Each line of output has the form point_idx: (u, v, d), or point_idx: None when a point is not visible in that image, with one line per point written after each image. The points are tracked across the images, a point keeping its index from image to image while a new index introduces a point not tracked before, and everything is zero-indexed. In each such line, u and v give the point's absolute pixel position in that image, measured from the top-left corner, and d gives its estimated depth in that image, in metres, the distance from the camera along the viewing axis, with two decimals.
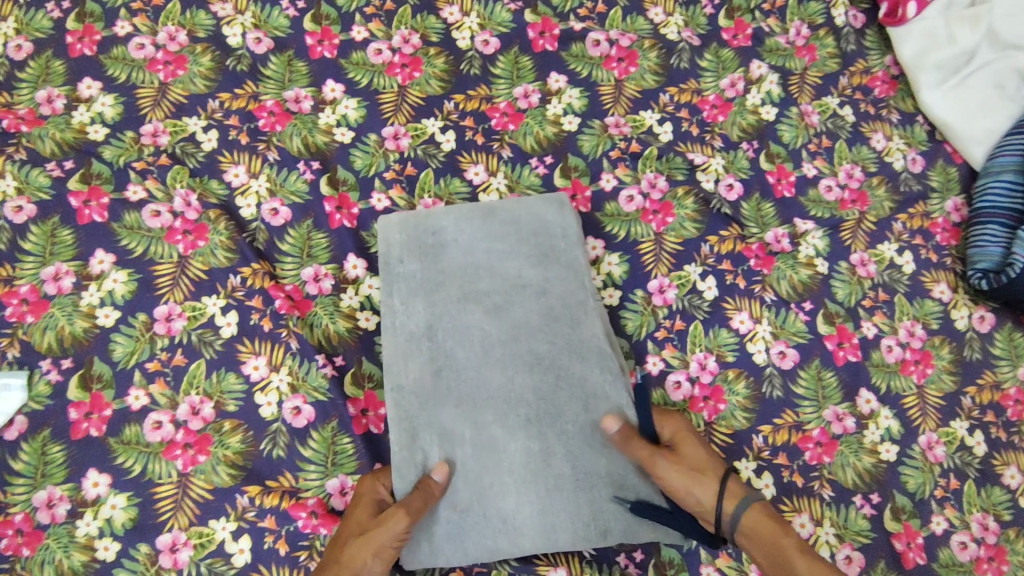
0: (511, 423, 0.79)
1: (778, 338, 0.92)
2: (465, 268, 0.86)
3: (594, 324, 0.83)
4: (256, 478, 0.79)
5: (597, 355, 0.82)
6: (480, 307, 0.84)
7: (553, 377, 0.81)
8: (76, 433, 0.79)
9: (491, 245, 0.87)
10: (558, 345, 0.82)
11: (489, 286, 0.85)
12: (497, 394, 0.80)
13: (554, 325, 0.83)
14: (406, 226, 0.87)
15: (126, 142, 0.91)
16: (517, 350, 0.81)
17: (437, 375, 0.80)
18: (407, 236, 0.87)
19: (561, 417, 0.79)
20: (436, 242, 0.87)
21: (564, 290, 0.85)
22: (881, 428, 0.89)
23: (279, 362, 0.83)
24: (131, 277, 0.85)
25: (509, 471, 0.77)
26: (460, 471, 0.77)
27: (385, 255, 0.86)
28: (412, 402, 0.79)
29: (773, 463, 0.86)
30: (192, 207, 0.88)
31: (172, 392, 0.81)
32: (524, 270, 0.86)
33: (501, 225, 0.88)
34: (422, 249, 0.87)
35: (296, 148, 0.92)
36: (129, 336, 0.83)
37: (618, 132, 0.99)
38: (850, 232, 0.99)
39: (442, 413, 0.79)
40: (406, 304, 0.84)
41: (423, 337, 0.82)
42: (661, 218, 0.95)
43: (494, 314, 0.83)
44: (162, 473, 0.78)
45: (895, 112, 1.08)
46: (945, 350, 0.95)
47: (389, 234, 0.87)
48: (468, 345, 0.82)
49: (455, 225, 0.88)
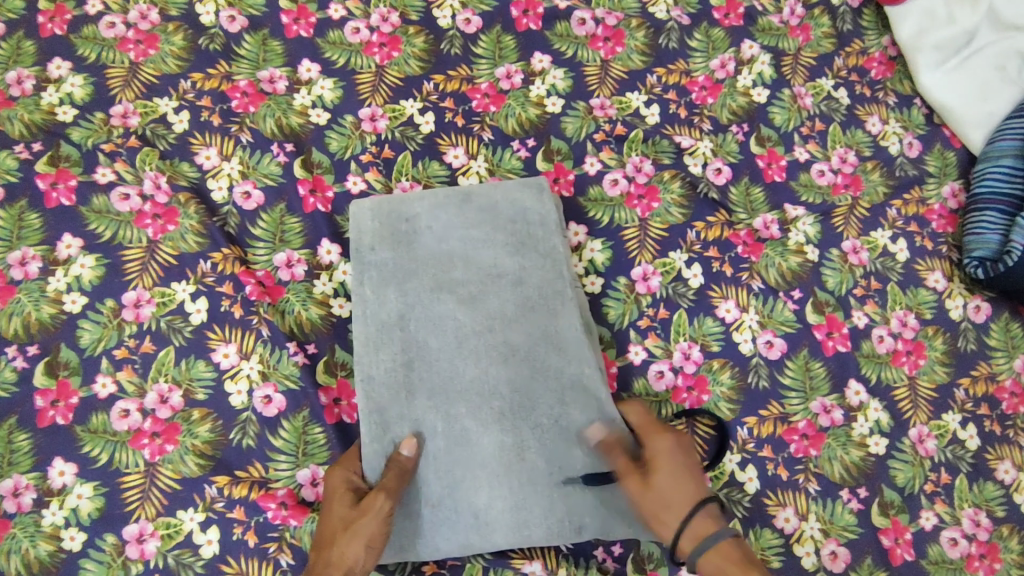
0: (484, 416, 0.76)
1: (765, 327, 0.89)
2: (439, 256, 0.83)
3: (571, 314, 0.80)
4: (225, 468, 0.77)
5: (573, 346, 0.79)
6: (454, 296, 0.81)
7: (528, 368, 0.78)
8: (42, 421, 0.77)
9: (466, 234, 0.84)
10: (534, 336, 0.79)
11: (464, 274, 0.82)
12: (470, 386, 0.77)
13: (530, 316, 0.80)
14: (377, 213, 0.85)
15: (95, 124, 0.88)
16: (491, 341, 0.79)
17: (409, 367, 0.78)
18: (379, 224, 0.84)
19: (535, 409, 0.77)
20: (410, 229, 0.84)
21: (541, 279, 0.82)
22: (870, 421, 0.87)
23: (250, 350, 0.81)
24: (99, 262, 0.83)
25: (482, 465, 0.75)
26: (432, 465, 0.75)
27: (356, 241, 0.84)
28: (383, 396, 0.77)
29: (758, 456, 0.84)
30: (161, 190, 0.86)
31: (140, 380, 0.79)
32: (499, 258, 0.83)
33: (476, 212, 0.85)
34: (395, 237, 0.84)
35: (270, 130, 0.90)
36: (97, 322, 0.81)
37: (603, 114, 0.96)
38: (842, 218, 0.96)
39: (413, 406, 0.76)
40: (378, 294, 0.81)
41: (395, 328, 0.79)
42: (646, 203, 0.93)
43: (469, 304, 0.80)
44: (128, 463, 0.76)
45: (892, 95, 1.04)
46: (939, 341, 0.92)
47: (362, 220, 0.84)
48: (440, 335, 0.79)
49: (430, 212, 0.85)
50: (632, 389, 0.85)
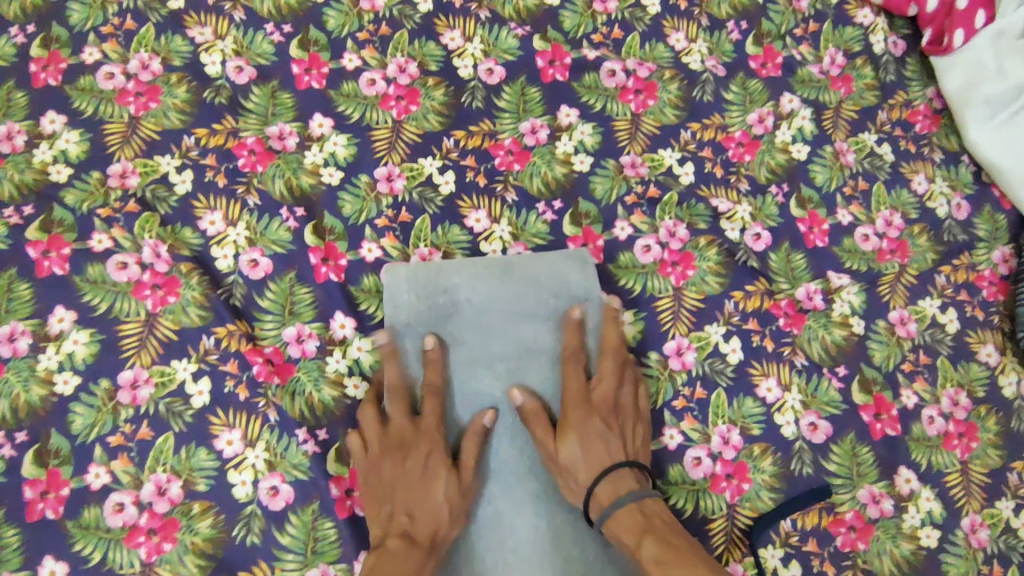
0: (521, 502, 0.75)
1: (809, 407, 0.83)
2: (478, 330, 0.80)
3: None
4: (228, 568, 0.71)
5: None
6: (492, 374, 0.79)
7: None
8: (31, 515, 0.71)
9: (505, 307, 0.81)
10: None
11: (504, 351, 0.79)
12: (507, 469, 0.76)
13: None
14: (413, 280, 0.80)
15: (91, 185, 0.82)
16: None
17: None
18: (415, 294, 0.80)
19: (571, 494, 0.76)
20: (448, 302, 0.80)
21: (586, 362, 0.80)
22: (921, 511, 0.81)
23: (255, 437, 0.75)
24: (94, 338, 0.76)
25: (515, 550, 0.73)
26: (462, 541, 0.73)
27: (393, 308, 0.80)
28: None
29: (802, 551, 0.78)
30: (161, 258, 0.80)
31: (137, 470, 0.73)
32: (540, 335, 0.80)
33: (515, 286, 0.81)
34: (433, 310, 0.80)
35: (279, 192, 0.84)
36: (91, 405, 0.74)
37: (634, 173, 0.90)
38: (889, 287, 0.90)
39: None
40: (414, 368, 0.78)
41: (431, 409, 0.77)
42: (680, 271, 0.87)
43: (509, 384, 0.78)
44: (123, 563, 0.70)
45: (938, 151, 0.99)
46: (992, 422, 0.86)
47: (400, 293, 0.80)
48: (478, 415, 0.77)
49: (469, 284, 0.81)
50: (667, 476, 0.79)
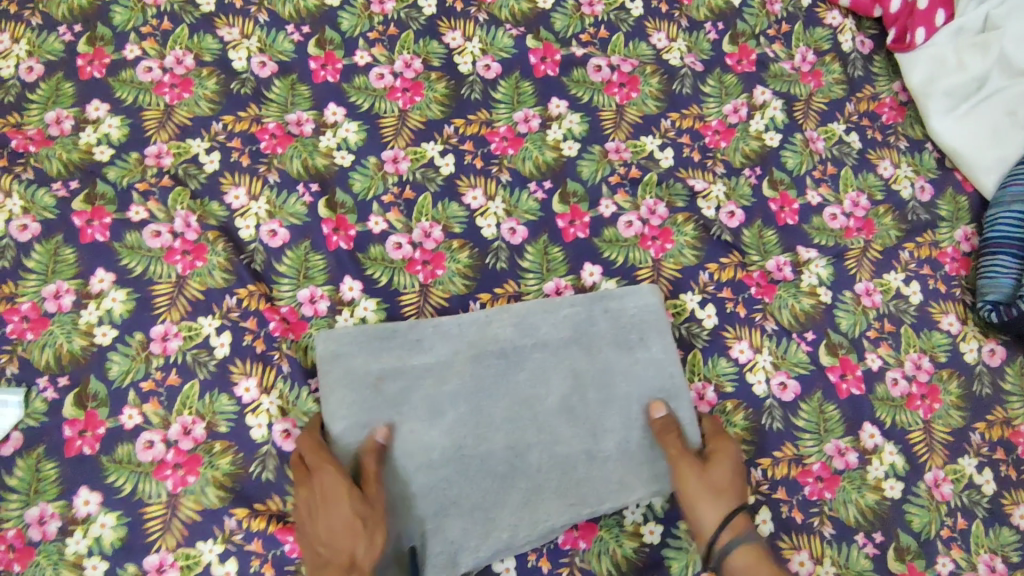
0: (471, 458, 0.79)
1: (779, 368, 0.90)
2: (605, 380, 0.84)
3: (566, 508, 0.79)
4: (244, 500, 0.79)
5: (591, 501, 0.80)
6: (568, 391, 0.83)
7: (497, 482, 0.79)
8: (70, 450, 0.79)
9: (641, 378, 0.84)
10: (539, 485, 0.80)
11: (591, 401, 0.83)
12: (500, 435, 0.80)
13: (590, 464, 0.81)
14: (659, 316, 0.87)
15: (130, 163, 0.92)
16: (551, 431, 0.81)
17: (503, 354, 0.83)
18: (647, 315, 0.87)
19: (498, 491, 0.79)
20: (635, 344, 0.85)
21: (607, 478, 0.81)
22: (885, 464, 0.88)
23: (270, 385, 0.83)
24: (130, 296, 0.85)
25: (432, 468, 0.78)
26: (404, 399, 0.80)
27: (640, 307, 0.87)
28: (476, 334, 0.84)
29: (772, 498, 0.85)
30: (191, 228, 0.89)
31: (165, 412, 0.81)
32: (628, 420, 0.83)
33: (657, 385, 0.84)
34: (622, 328, 0.86)
35: (296, 171, 0.93)
36: (125, 355, 0.83)
37: (618, 157, 0.99)
38: (855, 261, 0.97)
39: (463, 378, 0.81)
40: (552, 329, 0.85)
41: (528, 344, 0.84)
42: (660, 244, 0.94)
43: (560, 415, 0.82)
44: (151, 493, 0.78)
45: (903, 139, 1.07)
46: (954, 385, 0.93)
47: (640, 304, 0.87)
48: (539, 384, 0.83)
49: (661, 352, 0.85)
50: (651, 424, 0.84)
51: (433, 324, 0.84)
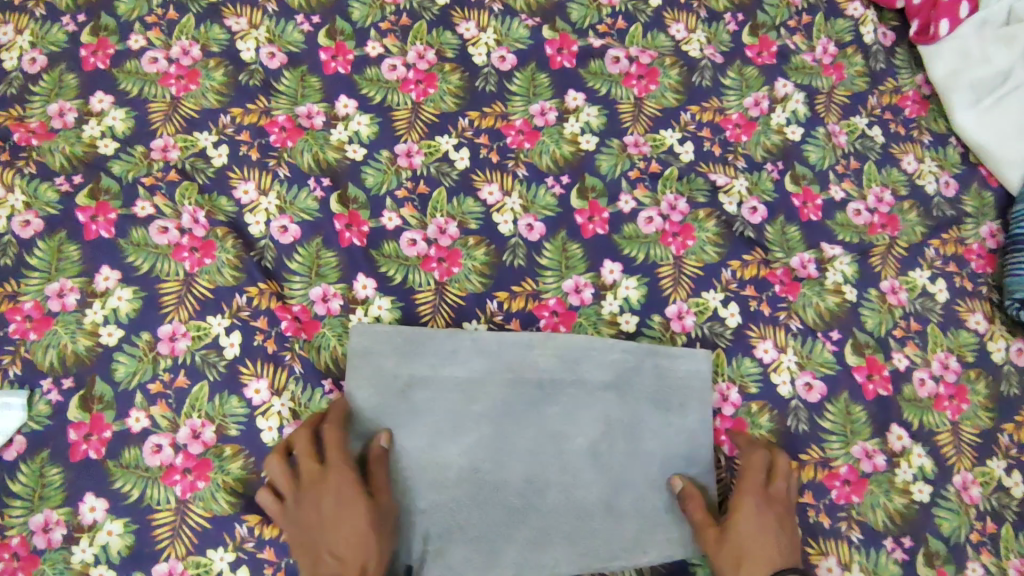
0: (486, 491, 0.79)
1: (804, 368, 0.88)
2: (636, 432, 0.83)
3: (575, 558, 0.77)
4: (256, 505, 0.77)
5: (599, 545, 0.78)
6: (598, 437, 0.82)
7: (509, 515, 0.78)
8: (75, 454, 0.76)
9: (673, 434, 0.83)
10: (549, 528, 0.78)
11: (619, 450, 0.82)
12: (519, 468, 0.80)
13: (604, 513, 0.80)
14: (703, 377, 0.85)
15: (135, 157, 0.89)
16: (569, 469, 0.81)
17: (539, 385, 0.83)
18: (695, 381, 0.84)
19: (508, 526, 0.78)
20: (678, 403, 0.84)
21: (621, 530, 0.79)
22: (914, 467, 0.85)
23: (282, 387, 0.81)
24: (136, 295, 0.82)
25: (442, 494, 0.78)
26: (429, 410, 0.80)
27: (691, 370, 0.85)
28: (513, 356, 0.83)
29: (799, 502, 0.82)
30: (199, 224, 0.86)
31: (174, 415, 0.79)
32: (651, 469, 0.82)
33: (689, 444, 0.83)
34: (669, 381, 0.84)
35: (307, 165, 0.91)
36: (132, 356, 0.80)
37: (637, 151, 0.96)
38: (880, 258, 0.95)
39: (494, 402, 0.81)
40: (593, 369, 0.84)
41: (566, 378, 0.83)
42: (681, 241, 0.92)
43: (586, 459, 0.81)
44: (160, 499, 0.76)
45: (927, 134, 1.04)
46: (981, 385, 0.91)
47: (693, 366, 0.85)
48: (567, 422, 0.82)
49: (701, 414, 0.84)
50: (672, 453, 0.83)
51: (472, 337, 0.83)
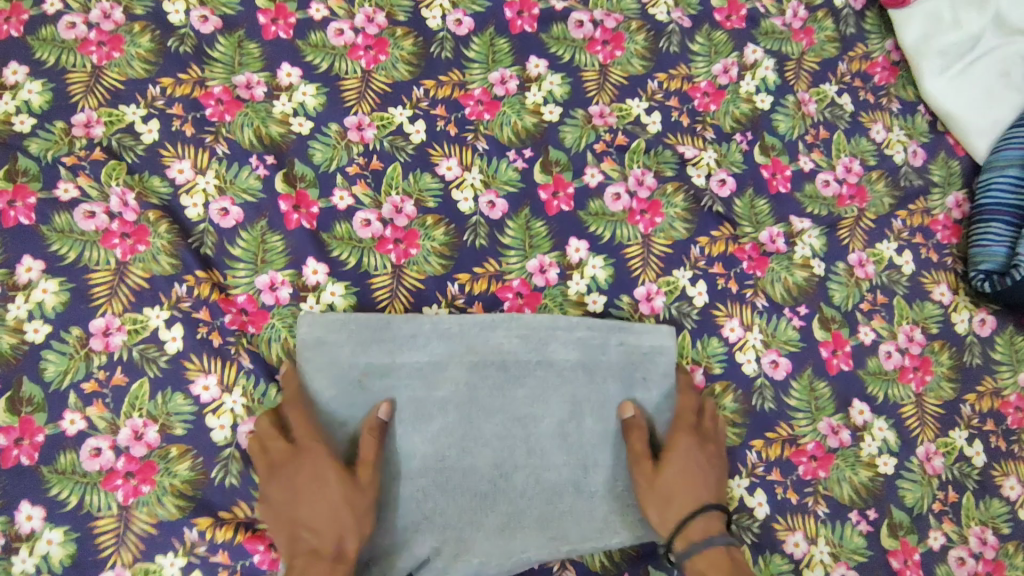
0: (450, 475, 0.75)
1: (770, 346, 0.86)
2: (603, 412, 0.80)
3: (545, 541, 0.74)
4: (207, 507, 0.72)
5: (571, 527, 0.76)
6: (564, 418, 0.79)
7: (477, 501, 0.75)
8: (5, 462, 0.70)
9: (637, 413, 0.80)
10: (518, 511, 0.76)
11: (587, 430, 0.79)
12: (485, 450, 0.76)
13: (571, 496, 0.77)
14: (668, 352, 0.83)
15: (54, 134, 0.81)
16: (532, 452, 0.77)
17: (503, 367, 0.79)
18: (660, 356, 0.82)
19: (476, 511, 0.75)
20: (643, 380, 0.82)
21: (590, 513, 0.77)
22: (878, 440, 0.85)
23: (232, 382, 0.75)
24: (63, 286, 0.76)
25: (407, 480, 0.75)
26: (388, 398, 0.77)
27: (653, 345, 0.82)
28: (474, 339, 0.79)
29: (767, 480, 0.82)
30: (129, 207, 0.79)
31: (113, 415, 0.73)
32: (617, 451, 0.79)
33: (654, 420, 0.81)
34: (633, 359, 0.82)
35: (247, 141, 0.84)
36: (62, 353, 0.74)
37: (602, 122, 0.92)
38: (848, 230, 0.93)
39: (457, 385, 0.78)
40: (559, 349, 0.81)
41: (532, 360, 0.80)
42: (649, 218, 0.89)
43: (553, 440, 0.78)
44: (101, 506, 0.71)
45: (895, 101, 1.02)
46: (945, 356, 0.91)
47: (658, 340, 0.83)
48: (530, 403, 0.79)
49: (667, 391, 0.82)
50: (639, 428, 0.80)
51: (432, 319, 0.79)
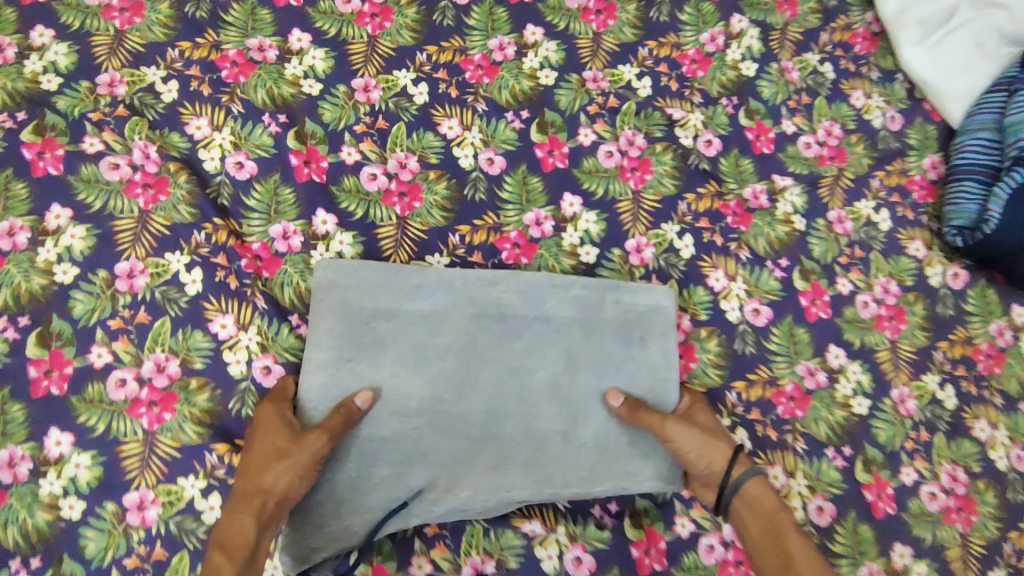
0: (446, 417, 0.79)
1: (752, 295, 0.92)
2: (597, 367, 0.84)
3: (531, 484, 0.78)
4: (224, 435, 0.78)
5: (555, 472, 0.79)
6: (558, 370, 0.83)
7: (469, 442, 0.79)
8: (37, 391, 0.76)
9: (627, 371, 0.84)
10: (506, 454, 0.79)
11: (580, 385, 0.83)
12: (479, 395, 0.80)
13: (558, 445, 0.81)
14: (662, 310, 0.87)
15: (80, 93, 0.86)
16: (523, 400, 0.81)
17: (502, 319, 0.83)
18: (657, 315, 0.86)
19: (467, 453, 0.79)
20: (639, 339, 0.85)
21: (577, 462, 0.80)
22: (852, 382, 0.91)
23: (248, 321, 0.81)
24: (90, 232, 0.81)
25: (403, 419, 0.78)
26: (391, 342, 0.81)
27: (649, 306, 0.86)
28: (477, 291, 0.84)
29: (747, 419, 0.87)
30: (151, 159, 0.84)
31: (137, 350, 0.78)
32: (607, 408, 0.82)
33: (645, 379, 0.84)
34: (629, 319, 0.86)
35: (261, 100, 0.89)
36: (90, 293, 0.79)
37: (596, 87, 0.97)
38: (828, 189, 0.98)
39: (457, 334, 0.82)
40: (557, 305, 0.85)
41: (530, 314, 0.84)
42: (639, 175, 0.94)
43: (546, 391, 0.82)
44: (126, 432, 0.76)
45: (875, 70, 1.07)
46: (919, 307, 0.96)
47: (654, 300, 0.87)
48: (526, 354, 0.83)
49: (663, 353, 0.85)
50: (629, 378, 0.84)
51: (437, 272, 0.84)
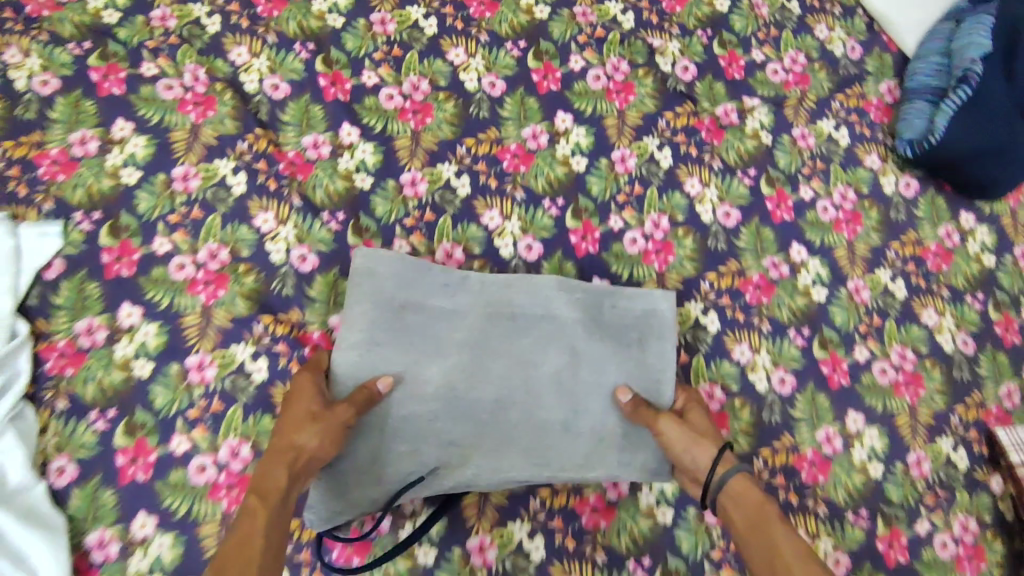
0: (458, 401, 0.84)
1: (723, 200, 1.04)
2: (597, 365, 0.89)
3: (531, 466, 0.83)
4: (269, 311, 0.91)
5: (555, 456, 0.85)
6: (563, 366, 0.88)
7: (477, 426, 0.84)
8: (109, 273, 0.89)
9: (624, 366, 0.90)
10: (510, 437, 0.85)
11: (583, 379, 0.89)
12: (489, 381, 0.86)
13: (559, 434, 0.86)
14: (659, 317, 0.93)
15: (137, 25, 1.00)
16: (528, 391, 0.86)
17: (513, 318, 0.90)
18: (652, 319, 0.93)
19: (474, 435, 0.84)
20: (638, 342, 0.92)
21: (574, 450, 0.85)
22: (812, 273, 1.03)
23: (286, 217, 0.94)
24: (150, 142, 0.95)
25: (418, 399, 0.84)
26: (412, 330, 0.87)
27: (644, 307, 0.94)
28: (493, 291, 0.91)
29: (719, 304, 1.00)
30: (199, 81, 0.98)
31: (193, 240, 0.92)
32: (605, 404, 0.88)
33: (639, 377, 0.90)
34: (628, 324, 0.93)
35: (292, 32, 1.03)
36: (152, 193, 0.93)
37: (585, 20, 1.11)
38: (793, 109, 1.11)
39: (473, 330, 0.88)
40: (563, 306, 0.92)
41: (540, 313, 0.91)
42: (623, 96, 1.07)
43: (551, 384, 0.87)
44: (186, 306, 0.89)
45: (838, 6, 1.20)
46: (874, 213, 1.08)
47: (652, 304, 0.94)
48: (535, 348, 0.89)
49: (660, 358, 0.91)
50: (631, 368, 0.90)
51: (463, 275, 0.92)
